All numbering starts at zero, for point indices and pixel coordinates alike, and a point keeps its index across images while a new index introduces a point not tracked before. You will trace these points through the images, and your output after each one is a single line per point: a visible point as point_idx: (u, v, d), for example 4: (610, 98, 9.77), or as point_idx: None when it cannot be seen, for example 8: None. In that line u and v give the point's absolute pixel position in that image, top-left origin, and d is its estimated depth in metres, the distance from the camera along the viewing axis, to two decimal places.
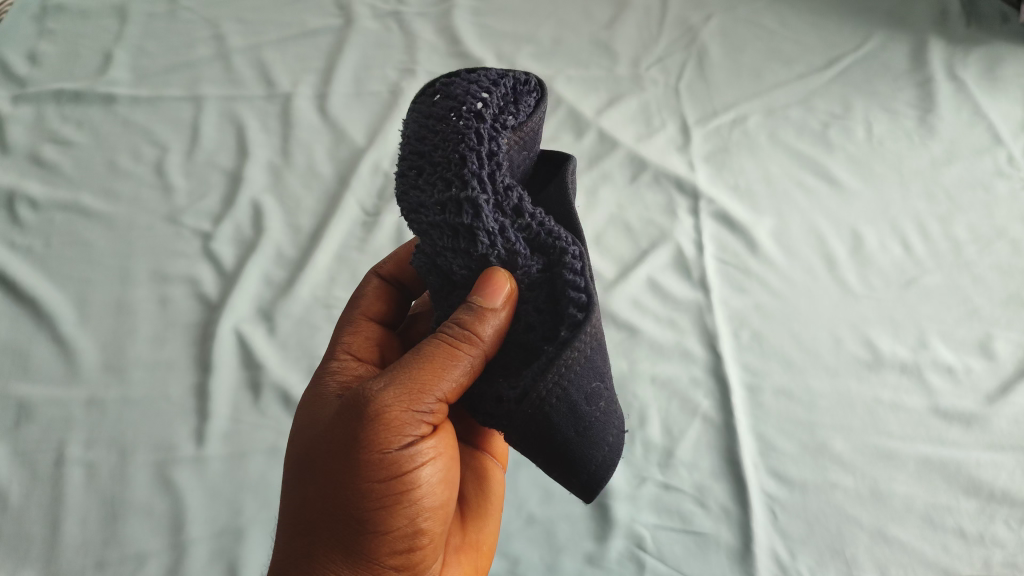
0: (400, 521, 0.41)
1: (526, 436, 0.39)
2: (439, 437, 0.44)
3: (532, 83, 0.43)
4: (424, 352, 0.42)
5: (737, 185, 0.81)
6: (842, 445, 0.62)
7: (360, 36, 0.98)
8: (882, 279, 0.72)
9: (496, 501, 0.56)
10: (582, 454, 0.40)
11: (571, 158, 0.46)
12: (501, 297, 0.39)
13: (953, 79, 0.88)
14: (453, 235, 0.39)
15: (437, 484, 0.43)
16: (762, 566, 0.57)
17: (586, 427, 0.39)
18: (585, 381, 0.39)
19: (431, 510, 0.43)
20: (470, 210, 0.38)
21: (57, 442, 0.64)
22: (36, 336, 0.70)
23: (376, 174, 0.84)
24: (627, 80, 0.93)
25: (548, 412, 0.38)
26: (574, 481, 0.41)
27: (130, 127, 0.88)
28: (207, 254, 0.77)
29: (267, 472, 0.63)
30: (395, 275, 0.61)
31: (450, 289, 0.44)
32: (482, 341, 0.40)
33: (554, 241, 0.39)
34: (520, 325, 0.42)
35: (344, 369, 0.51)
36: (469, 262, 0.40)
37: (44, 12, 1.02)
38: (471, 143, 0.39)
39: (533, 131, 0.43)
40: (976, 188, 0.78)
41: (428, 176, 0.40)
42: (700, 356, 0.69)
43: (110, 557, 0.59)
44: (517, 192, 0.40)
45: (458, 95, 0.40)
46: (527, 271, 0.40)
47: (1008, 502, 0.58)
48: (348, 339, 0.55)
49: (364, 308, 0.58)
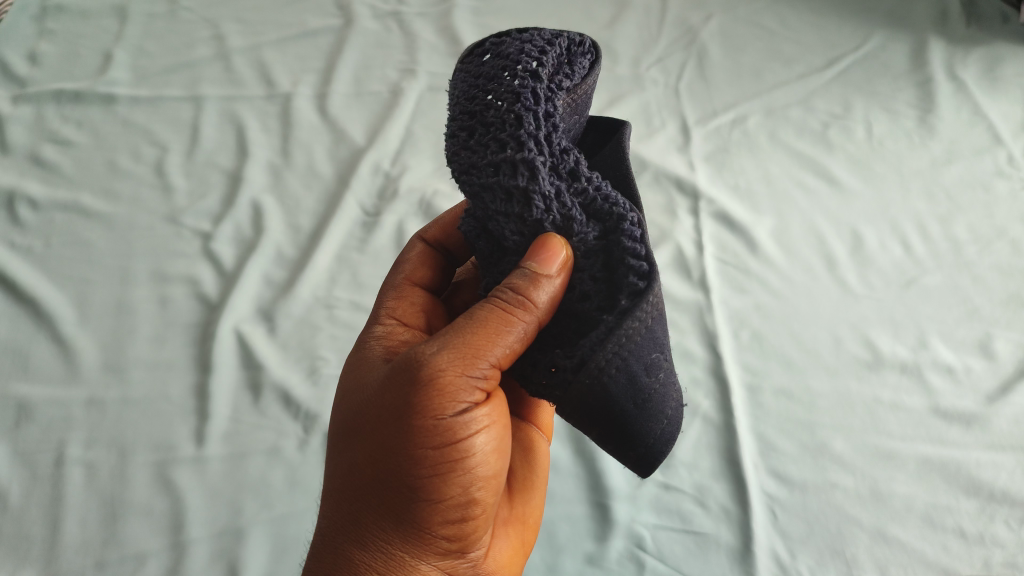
0: (454, 490, 0.40)
1: (582, 406, 0.39)
2: (492, 406, 0.42)
3: (586, 45, 0.44)
4: (476, 317, 0.40)
5: (737, 185, 0.81)
6: (842, 445, 0.62)
7: (359, 36, 0.98)
8: (883, 279, 0.72)
9: (542, 473, 0.56)
10: (641, 426, 0.40)
11: (624, 123, 0.46)
12: (556, 265, 0.39)
13: (952, 79, 0.88)
14: (506, 198, 0.39)
15: (491, 454, 0.42)
16: (762, 566, 0.57)
17: (644, 399, 0.40)
18: (645, 351, 0.39)
19: (484, 479, 0.42)
20: (526, 172, 0.38)
21: (57, 442, 0.64)
22: (36, 336, 0.70)
23: (376, 174, 0.84)
24: (628, 80, 0.93)
25: (606, 383, 0.38)
26: (630, 456, 0.42)
27: (131, 127, 0.88)
28: (208, 254, 0.77)
29: (267, 472, 0.63)
30: (441, 240, 0.61)
31: (500, 255, 0.44)
32: (536, 308, 0.39)
33: (610, 207, 0.39)
34: (575, 294, 0.41)
35: (389, 334, 0.51)
36: (522, 228, 0.40)
37: (44, 12, 1.02)
38: (528, 103, 0.39)
39: (586, 93, 0.43)
40: (976, 188, 0.78)
41: (481, 137, 0.39)
42: (700, 357, 0.69)
43: (110, 557, 0.59)
44: (573, 155, 0.40)
45: (512, 55, 0.41)
46: (583, 239, 0.39)
47: (1008, 502, 0.58)
48: (393, 304, 0.54)
49: (408, 274, 0.58)
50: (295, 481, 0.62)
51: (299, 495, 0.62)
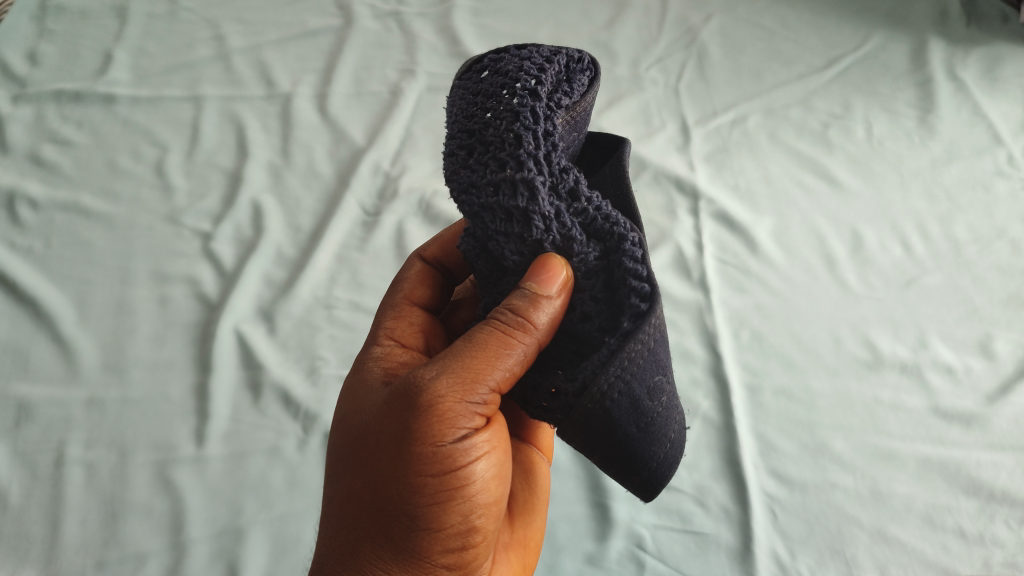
0: (454, 518, 0.40)
1: (585, 429, 0.38)
2: (492, 431, 0.42)
3: (585, 61, 0.44)
4: (475, 340, 0.40)
5: (737, 185, 0.81)
6: (842, 445, 0.62)
7: (359, 36, 0.98)
8: (882, 279, 0.72)
9: (543, 496, 0.56)
10: (644, 451, 0.40)
11: (626, 140, 0.46)
12: (556, 285, 0.39)
13: (952, 79, 0.88)
14: (506, 218, 0.39)
15: (492, 481, 0.42)
16: (762, 566, 0.57)
17: (647, 423, 0.40)
18: (647, 375, 0.39)
19: (485, 507, 0.42)
20: (526, 192, 0.38)
21: (57, 443, 0.64)
22: (36, 335, 0.70)
23: (376, 174, 0.84)
24: (628, 80, 0.93)
25: (608, 407, 0.38)
26: (632, 480, 0.42)
27: (131, 127, 0.88)
28: (208, 254, 0.77)
29: (267, 472, 0.63)
30: (439, 259, 0.61)
31: (500, 275, 0.44)
32: (536, 330, 0.39)
33: (611, 227, 0.39)
34: (575, 315, 0.41)
35: (388, 355, 0.51)
36: (522, 247, 0.40)
37: (44, 11, 1.02)
38: (527, 122, 0.38)
39: (585, 110, 0.43)
40: (976, 188, 0.78)
41: (480, 157, 0.39)
42: (699, 357, 0.69)
43: (110, 557, 0.59)
44: (573, 174, 0.39)
45: (510, 72, 0.41)
46: (584, 259, 0.39)
47: (1008, 502, 0.58)
48: (391, 324, 0.54)
49: (407, 292, 0.58)
50: (295, 481, 0.62)
51: (299, 495, 0.62)
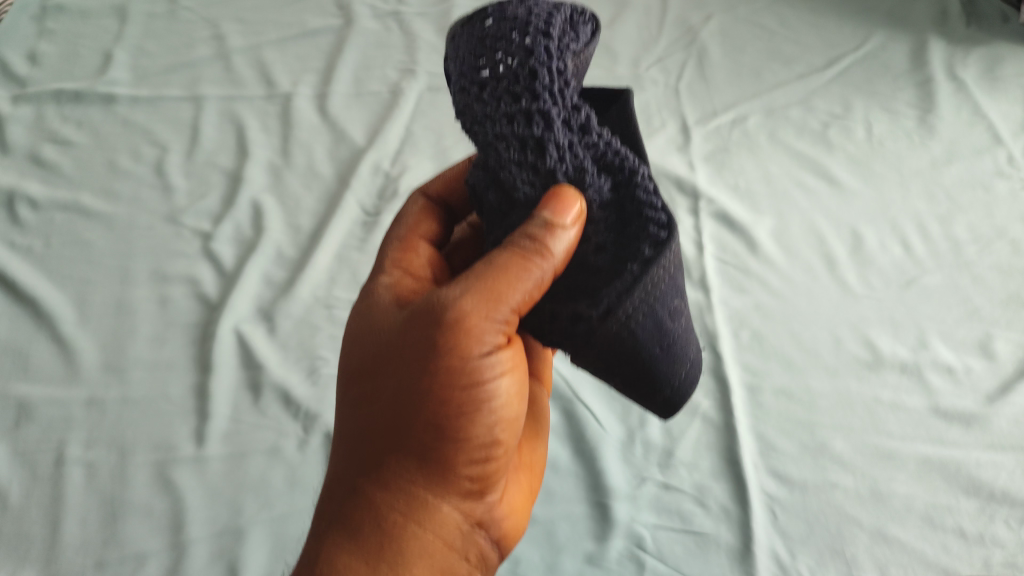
0: (479, 429, 0.43)
1: (607, 352, 0.41)
2: (511, 351, 0.44)
3: (587, 13, 0.43)
4: (494, 261, 0.41)
5: (737, 185, 0.81)
6: (842, 445, 0.62)
7: (359, 36, 0.98)
8: (882, 279, 0.72)
9: (544, 422, 0.61)
10: (665, 368, 0.43)
11: (627, 92, 0.46)
12: (570, 215, 0.39)
13: (952, 79, 0.88)
14: (520, 148, 0.40)
15: (511, 397, 0.45)
16: (762, 566, 0.57)
17: (669, 342, 0.42)
18: (668, 297, 0.41)
19: (505, 421, 0.45)
20: (541, 122, 0.39)
21: (57, 443, 0.64)
22: (36, 335, 0.70)
23: (376, 174, 0.84)
24: (627, 80, 0.93)
25: (633, 329, 0.40)
26: (654, 399, 0.44)
27: (131, 127, 0.88)
28: (208, 254, 0.77)
29: (267, 472, 0.63)
30: (442, 195, 0.61)
31: (509, 209, 0.44)
32: (554, 257, 0.39)
33: (621, 161, 0.41)
34: (590, 246, 0.42)
35: (397, 282, 0.51)
36: (535, 177, 0.41)
37: (44, 12, 1.02)
38: (540, 57, 0.38)
39: (586, 60, 0.42)
40: (976, 188, 0.78)
41: (492, 91, 0.39)
42: (700, 357, 0.69)
43: (110, 557, 0.59)
44: (585, 110, 0.40)
45: (519, 16, 0.39)
46: (597, 191, 0.41)
47: (1008, 502, 0.58)
48: (399, 255, 0.55)
49: (412, 227, 0.58)
50: (296, 481, 0.62)
51: (299, 495, 0.61)
